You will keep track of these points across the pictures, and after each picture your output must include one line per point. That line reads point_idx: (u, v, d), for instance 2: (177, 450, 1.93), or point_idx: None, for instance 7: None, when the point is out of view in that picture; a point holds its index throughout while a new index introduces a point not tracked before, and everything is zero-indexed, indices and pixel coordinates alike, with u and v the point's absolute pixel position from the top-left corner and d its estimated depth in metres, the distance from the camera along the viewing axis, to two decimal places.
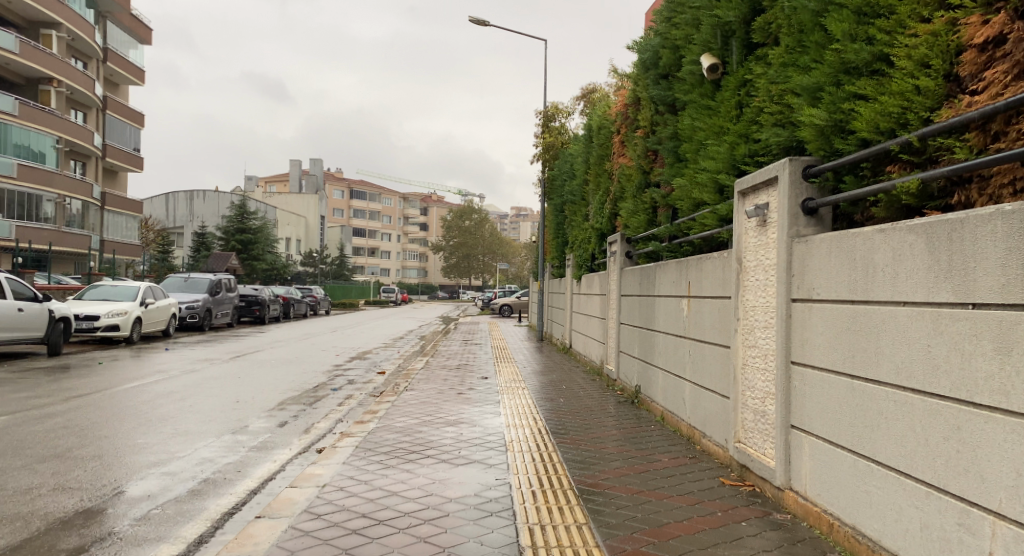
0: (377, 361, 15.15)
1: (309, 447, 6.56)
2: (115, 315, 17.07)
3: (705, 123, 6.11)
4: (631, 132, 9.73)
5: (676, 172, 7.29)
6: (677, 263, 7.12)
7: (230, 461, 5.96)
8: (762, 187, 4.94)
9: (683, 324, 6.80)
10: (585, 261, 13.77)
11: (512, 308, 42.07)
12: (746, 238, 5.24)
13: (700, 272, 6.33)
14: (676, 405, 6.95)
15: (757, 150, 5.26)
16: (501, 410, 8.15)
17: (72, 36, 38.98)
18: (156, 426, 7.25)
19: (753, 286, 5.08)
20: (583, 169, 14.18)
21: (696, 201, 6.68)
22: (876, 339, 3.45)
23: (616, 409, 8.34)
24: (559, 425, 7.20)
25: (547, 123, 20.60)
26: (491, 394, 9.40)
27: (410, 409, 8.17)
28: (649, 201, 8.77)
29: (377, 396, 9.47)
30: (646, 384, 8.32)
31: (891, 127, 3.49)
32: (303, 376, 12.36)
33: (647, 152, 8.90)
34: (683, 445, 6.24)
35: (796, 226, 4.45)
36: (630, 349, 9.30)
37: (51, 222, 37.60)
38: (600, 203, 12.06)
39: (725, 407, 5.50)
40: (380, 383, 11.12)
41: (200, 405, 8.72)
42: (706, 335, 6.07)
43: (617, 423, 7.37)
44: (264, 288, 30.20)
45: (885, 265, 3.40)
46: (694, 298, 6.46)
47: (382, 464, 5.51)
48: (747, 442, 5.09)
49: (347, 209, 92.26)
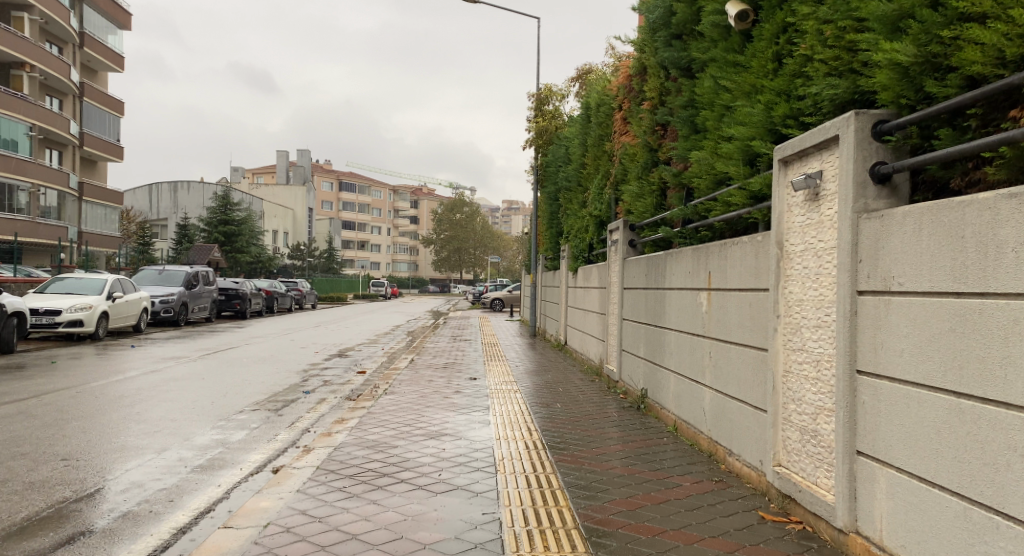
0: (359, 359, 14.16)
1: (264, 467, 5.57)
2: (79, 309, 16.00)
3: (732, 82, 5.20)
4: (635, 107, 8.81)
5: (694, 146, 6.34)
6: (693, 250, 6.18)
7: (163, 487, 4.94)
8: (812, 151, 4.00)
9: (701, 322, 5.86)
10: (581, 251, 12.92)
11: (503, 302, 41.29)
12: (789, 217, 4.30)
13: (724, 260, 5.40)
14: (693, 415, 6.01)
15: (803, 109, 4.34)
16: (490, 418, 7.20)
17: (47, 20, 37.66)
18: (89, 440, 6.23)
19: (798, 277, 4.14)
20: (579, 153, 13.27)
21: (719, 176, 5.75)
22: (1003, 347, 2.50)
23: (620, 416, 7.39)
24: (557, 438, 6.24)
25: (540, 106, 19.68)
26: (479, 398, 8.43)
27: (388, 418, 7.20)
28: (658, 181, 7.85)
29: (352, 401, 8.48)
30: (654, 387, 7.41)
31: (1021, 52, 2.54)
32: (276, 376, 11.36)
33: (655, 126, 8.00)
34: (703, 464, 5.30)
35: (863, 198, 3.50)
36: (634, 348, 8.38)
37: (26, 213, 36.20)
38: (599, 187, 11.12)
39: (760, 422, 4.58)
40: (357, 385, 10.14)
41: (150, 412, 7.69)
42: (731, 335, 5.15)
43: (624, 434, 6.43)
44: (245, 281, 29.07)
45: (1018, 243, 2.45)
46: (716, 292, 5.54)
47: (345, 493, 4.53)
48: (792, 467, 4.15)
49: (337, 202, 90.99)
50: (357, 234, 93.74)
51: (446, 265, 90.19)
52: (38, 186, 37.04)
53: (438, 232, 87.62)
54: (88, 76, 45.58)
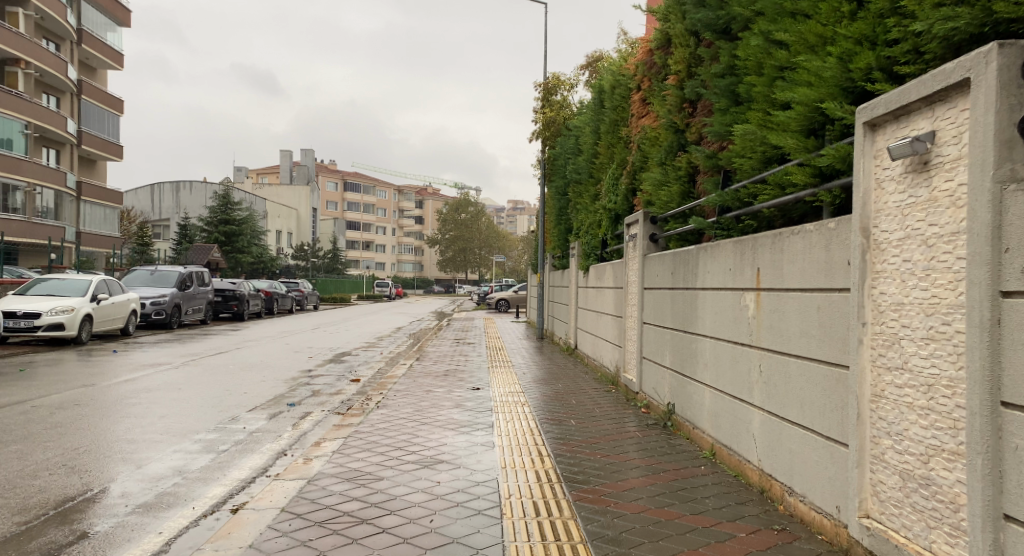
0: (355, 365, 13.24)
1: (221, 505, 4.62)
2: (60, 312, 15.13)
3: (790, 35, 4.23)
4: (659, 85, 7.87)
5: (734, 120, 5.40)
6: (735, 242, 5.24)
7: (90, 535, 4.01)
8: (918, 108, 3.02)
9: (748, 328, 4.93)
10: (594, 247, 11.93)
11: (508, 303, 40.39)
12: (879, 197, 3.32)
13: (780, 255, 4.46)
14: (738, 439, 5.06)
15: (897, 56, 3.36)
16: (494, 438, 6.25)
17: (42, 15, 36.84)
18: (23, 469, 5.31)
19: (896, 274, 3.15)
20: (591, 142, 12.26)
21: (770, 153, 4.80)
22: None
23: (645, 437, 6.42)
24: (573, 466, 5.29)
25: (547, 96, 18.71)
26: (482, 413, 7.46)
27: (376, 439, 6.26)
28: (687, 164, 6.91)
29: (339, 417, 7.55)
30: (684, 402, 6.46)
31: None
32: (262, 385, 10.46)
33: (684, 104, 7.06)
34: (756, 504, 4.34)
35: (1008, 161, 2.47)
36: (657, 357, 7.42)
37: (21, 213, 35.43)
38: (614, 177, 10.12)
39: (835, 457, 3.62)
40: (347, 396, 9.22)
41: (107, 431, 6.78)
42: (792, 346, 4.21)
43: (650, 461, 5.46)
44: (243, 281, 28.19)
45: None
46: (769, 292, 4.62)
47: (309, 549, 3.59)
48: (889, 521, 3.16)
49: (341, 202, 90.20)
50: (362, 234, 92.85)
51: (451, 266, 89.23)
52: (34, 186, 36.31)
53: (444, 232, 86.74)
54: (86, 73, 44.79)
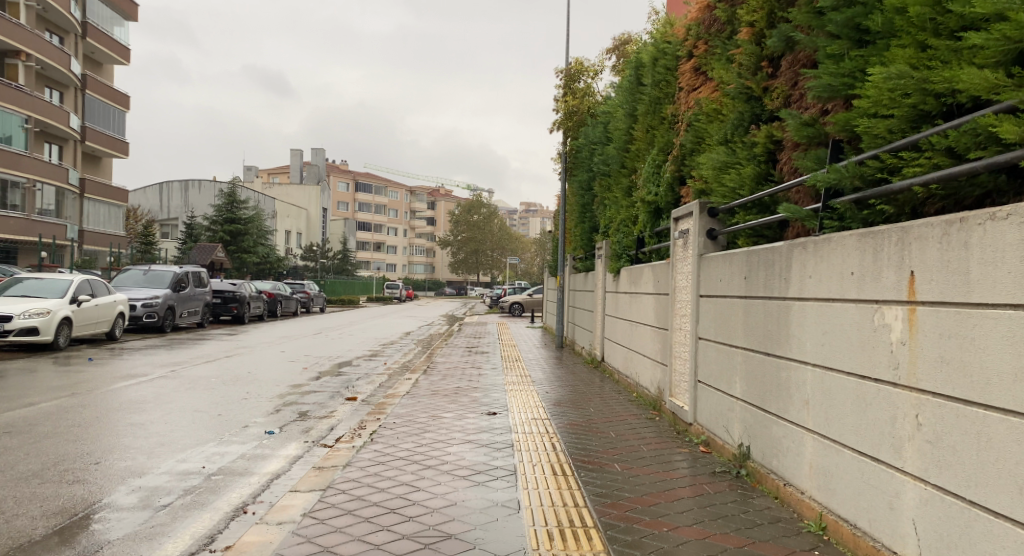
0: (353, 378, 11.74)
1: None
2: (34, 315, 13.78)
3: None
4: (724, 45, 6.39)
5: (859, 66, 3.90)
6: (863, 236, 3.74)
7: None
8: None
9: (890, 361, 3.44)
10: (627, 247, 10.47)
11: (523, 307, 38.88)
12: None
13: (961, 251, 2.95)
14: (873, 514, 3.55)
15: None
16: (518, 495, 4.74)
17: (44, 6, 35.81)
18: None
19: None
20: (625, 127, 10.74)
21: (931, 106, 3.31)
22: None
23: (717, 492, 4.89)
24: (633, 549, 3.76)
25: (570, 83, 17.19)
26: (501, 452, 5.95)
27: (364, 493, 4.75)
28: (766, 137, 5.41)
29: (323, 455, 6.04)
30: (767, 447, 4.95)
31: None
32: (244, 404, 8.99)
33: (766, 62, 5.58)
34: None
35: None
36: (722, 383, 5.91)
37: (21, 210, 34.38)
38: (654, 163, 8.64)
39: None
40: (339, 422, 7.72)
41: (27, 473, 5.34)
42: (995, 393, 2.70)
43: (740, 539, 3.94)
44: (245, 282, 26.83)
45: None
46: (934, 308, 3.12)
47: None
48: None
49: (352, 203, 88.98)
50: (372, 235, 91.43)
51: (463, 267, 87.63)
52: (34, 182, 35.26)
53: (455, 233, 85.35)
54: (90, 67, 43.73)
